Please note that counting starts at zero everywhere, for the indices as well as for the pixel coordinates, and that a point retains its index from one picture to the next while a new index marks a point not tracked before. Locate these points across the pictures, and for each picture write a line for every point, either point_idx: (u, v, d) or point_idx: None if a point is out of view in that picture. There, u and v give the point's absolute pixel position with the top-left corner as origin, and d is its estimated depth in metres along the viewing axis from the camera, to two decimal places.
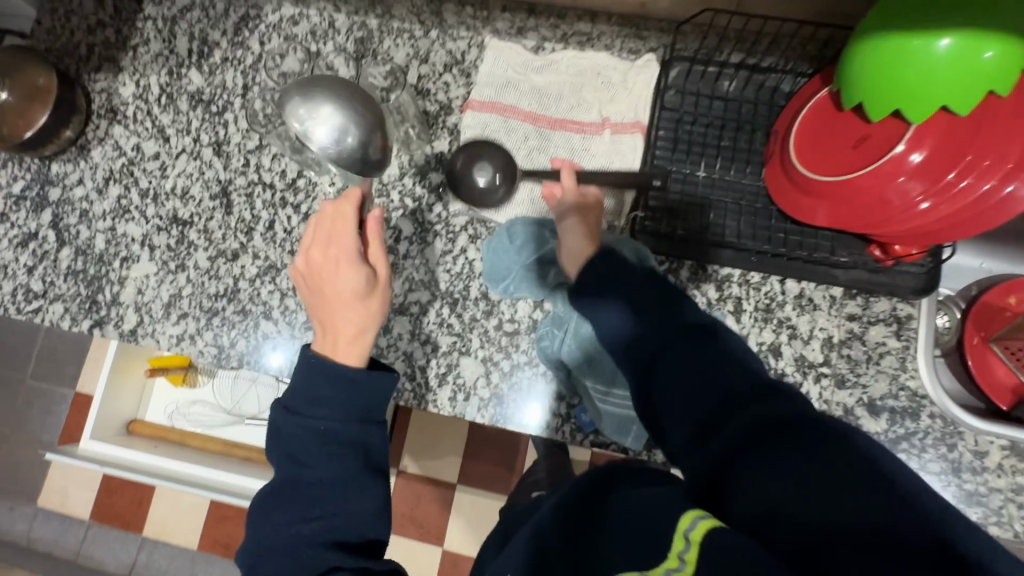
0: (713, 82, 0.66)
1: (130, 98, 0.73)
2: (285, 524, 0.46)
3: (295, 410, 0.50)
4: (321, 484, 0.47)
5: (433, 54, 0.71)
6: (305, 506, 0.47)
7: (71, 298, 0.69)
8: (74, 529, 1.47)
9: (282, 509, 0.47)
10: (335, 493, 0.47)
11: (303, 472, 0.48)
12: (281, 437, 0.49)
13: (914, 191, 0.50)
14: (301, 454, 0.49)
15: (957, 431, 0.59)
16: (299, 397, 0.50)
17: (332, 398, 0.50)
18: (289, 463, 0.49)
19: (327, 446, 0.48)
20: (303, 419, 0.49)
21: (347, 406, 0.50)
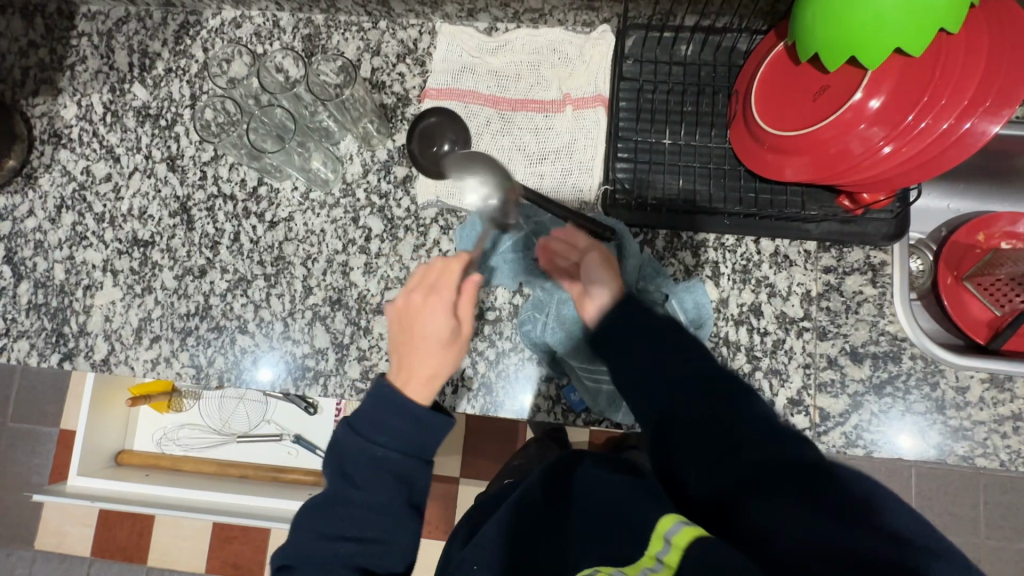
0: (670, 48, 0.66)
1: (74, 120, 0.70)
2: (324, 537, 0.45)
3: (357, 428, 0.47)
4: (372, 511, 0.46)
5: (385, 45, 0.69)
6: (347, 524, 0.46)
7: (36, 333, 0.67)
8: (76, 568, 1.44)
9: (326, 526, 0.46)
10: (384, 524, 0.46)
11: (353, 495, 0.46)
12: (338, 450, 0.47)
13: (876, 137, 0.50)
14: (353, 474, 0.46)
15: (938, 369, 0.60)
16: (365, 415, 0.47)
17: (395, 427, 0.47)
18: (341, 479, 0.47)
19: (379, 474, 0.46)
20: (364, 441, 0.46)
21: (407, 442, 0.47)
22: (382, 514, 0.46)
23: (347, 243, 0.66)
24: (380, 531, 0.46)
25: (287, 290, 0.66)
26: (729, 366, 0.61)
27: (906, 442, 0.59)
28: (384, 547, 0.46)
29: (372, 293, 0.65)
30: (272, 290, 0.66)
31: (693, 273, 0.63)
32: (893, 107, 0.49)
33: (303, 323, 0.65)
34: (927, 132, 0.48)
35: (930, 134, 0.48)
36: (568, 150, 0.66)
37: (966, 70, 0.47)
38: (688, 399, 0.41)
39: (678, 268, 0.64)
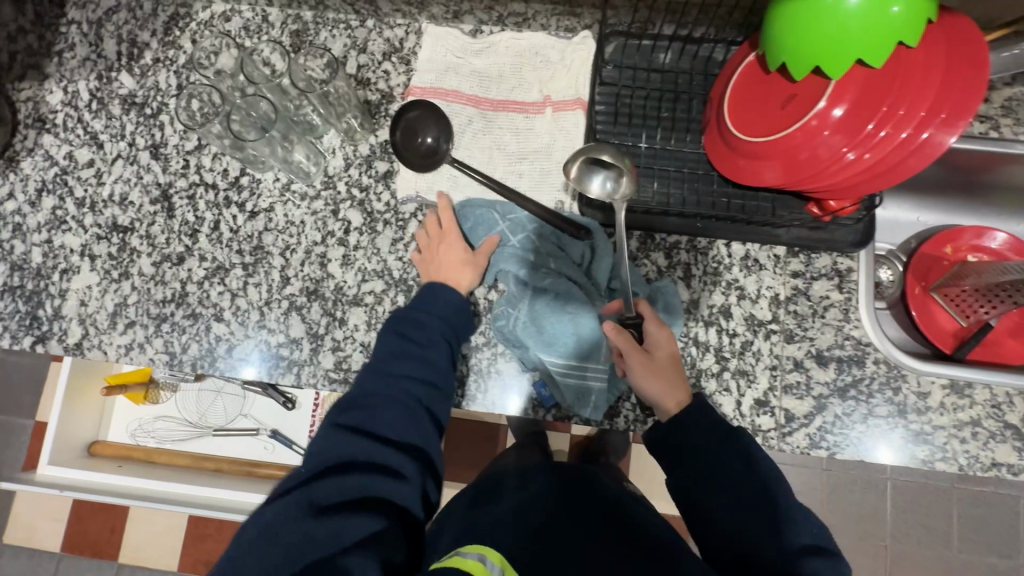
0: (649, 54, 0.67)
1: (59, 106, 0.71)
2: (392, 384, 0.52)
3: (418, 305, 0.59)
4: (426, 358, 0.55)
5: (371, 43, 0.71)
6: (410, 376, 0.53)
7: (10, 316, 0.67)
8: (45, 564, 1.41)
9: (388, 369, 0.54)
10: (433, 372, 0.55)
11: (413, 350, 0.55)
12: (397, 321, 0.57)
13: (839, 144, 0.52)
14: (413, 334, 0.56)
15: (901, 374, 0.61)
16: (422, 301, 0.59)
17: (454, 301, 0.59)
18: (402, 337, 0.56)
19: (438, 339, 0.57)
20: (428, 311, 0.58)
21: (456, 322, 0.59)
22: (434, 364, 0.55)
23: (326, 235, 0.67)
24: (430, 373, 0.54)
25: (264, 279, 0.66)
26: (698, 366, 0.62)
27: (869, 445, 0.60)
28: (435, 393, 0.54)
29: (349, 285, 0.66)
30: (250, 279, 0.66)
31: (665, 274, 0.65)
32: (854, 117, 0.51)
33: (279, 313, 0.65)
34: (886, 141, 0.50)
35: (889, 142, 0.50)
36: (547, 151, 0.67)
37: (923, 82, 0.49)
38: (745, 507, 0.50)
39: (650, 269, 0.65)
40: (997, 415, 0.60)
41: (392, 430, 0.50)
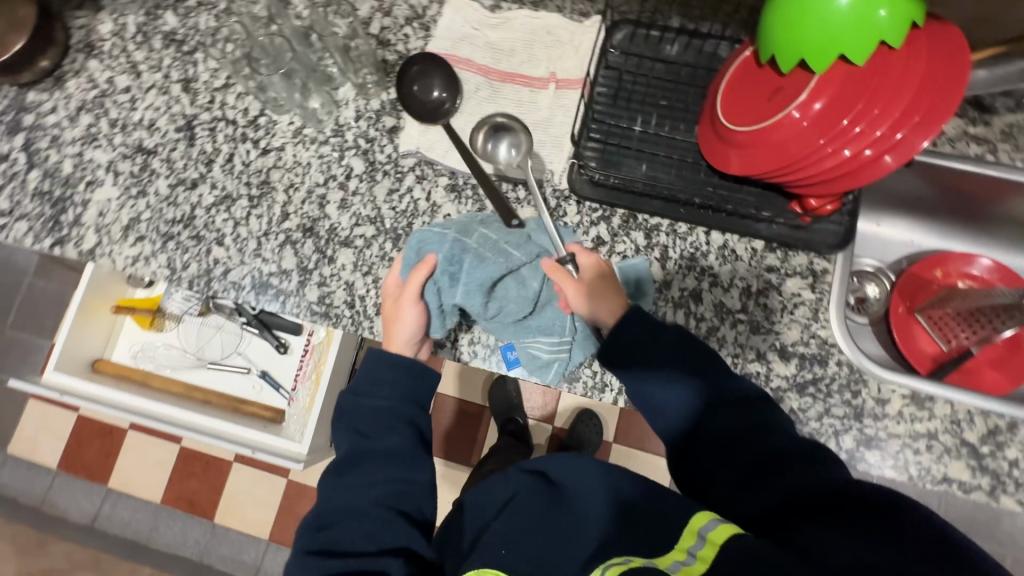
0: (656, 45, 0.70)
1: (108, 35, 0.77)
2: (358, 490, 0.59)
3: (361, 393, 0.64)
4: (384, 451, 0.61)
5: (396, 8, 0.75)
6: (371, 471, 0.60)
7: (35, 218, 0.73)
8: (40, 478, 1.48)
9: (349, 478, 0.60)
10: (393, 464, 0.60)
11: (370, 447, 0.61)
12: (347, 412, 0.63)
13: (816, 137, 0.54)
14: (366, 429, 0.62)
15: (862, 378, 0.62)
16: (368, 378, 0.65)
17: (392, 380, 0.64)
18: (357, 437, 0.62)
19: (389, 421, 0.63)
20: (370, 401, 0.63)
21: (404, 390, 0.64)
22: (391, 455, 0.61)
23: (328, 178, 0.71)
24: (391, 469, 0.60)
25: (266, 212, 0.71)
26: None
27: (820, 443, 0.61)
28: (400, 486, 0.60)
29: (342, 227, 0.70)
30: (253, 211, 0.71)
31: (643, 254, 0.67)
32: (832, 112, 0.54)
33: (274, 245, 0.70)
34: (861, 136, 0.53)
35: (866, 137, 0.53)
36: (545, 124, 0.70)
37: (897, 85, 0.52)
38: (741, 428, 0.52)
39: (629, 247, 0.67)
40: (955, 431, 0.60)
41: (366, 539, 0.56)
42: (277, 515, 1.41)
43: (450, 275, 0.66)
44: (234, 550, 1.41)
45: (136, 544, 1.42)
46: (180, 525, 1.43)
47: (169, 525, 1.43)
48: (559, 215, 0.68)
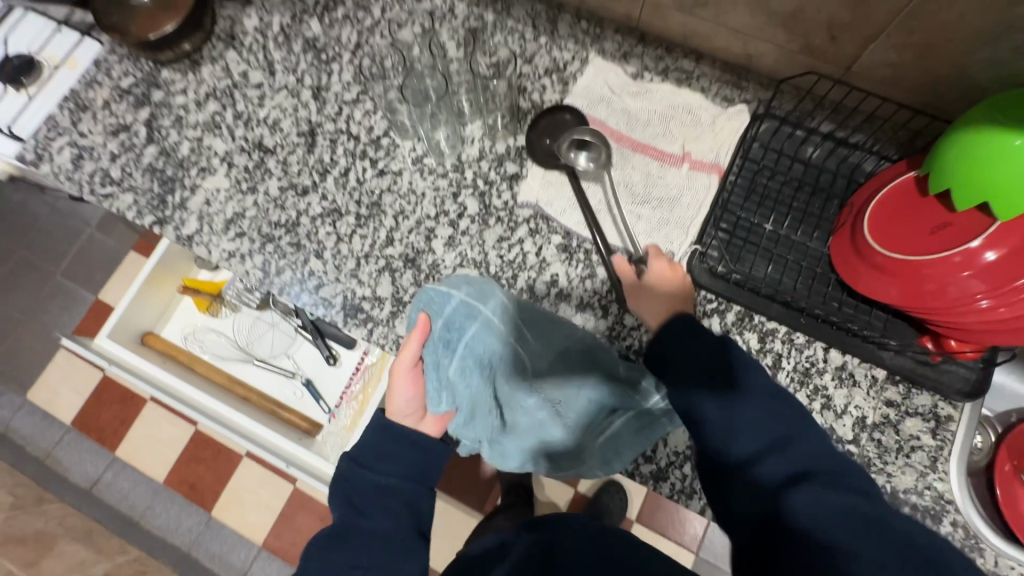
0: (798, 145, 0.67)
1: (251, 30, 0.78)
2: (344, 565, 0.54)
3: (361, 461, 0.58)
4: (374, 536, 0.55)
5: (538, 58, 0.74)
6: (359, 551, 0.55)
7: (142, 192, 0.73)
8: (50, 431, 1.45)
9: (338, 553, 0.55)
10: (382, 552, 0.54)
11: (359, 528, 0.55)
12: (343, 483, 0.57)
13: (979, 288, 0.51)
14: (362, 503, 0.56)
15: (978, 546, 0.56)
16: (369, 454, 0.58)
17: (393, 455, 0.58)
18: (349, 512, 0.56)
19: (384, 500, 0.56)
20: (369, 472, 0.57)
21: (408, 468, 0.58)
22: (385, 540, 0.55)
23: (440, 213, 0.69)
24: (379, 555, 0.54)
25: (371, 234, 0.69)
26: None
27: None
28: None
29: (445, 265, 0.68)
30: (358, 229, 0.69)
31: (755, 357, 0.63)
32: (1004, 266, 0.51)
33: (372, 269, 0.68)
34: None
35: None
36: (671, 202, 0.68)
37: None
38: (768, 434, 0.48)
39: (740, 346, 0.63)
40: None
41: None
42: (276, 520, 1.36)
43: (447, 342, 0.62)
44: (224, 549, 1.35)
45: (128, 519, 1.38)
46: (176, 510, 1.38)
47: (165, 508, 1.39)
48: None
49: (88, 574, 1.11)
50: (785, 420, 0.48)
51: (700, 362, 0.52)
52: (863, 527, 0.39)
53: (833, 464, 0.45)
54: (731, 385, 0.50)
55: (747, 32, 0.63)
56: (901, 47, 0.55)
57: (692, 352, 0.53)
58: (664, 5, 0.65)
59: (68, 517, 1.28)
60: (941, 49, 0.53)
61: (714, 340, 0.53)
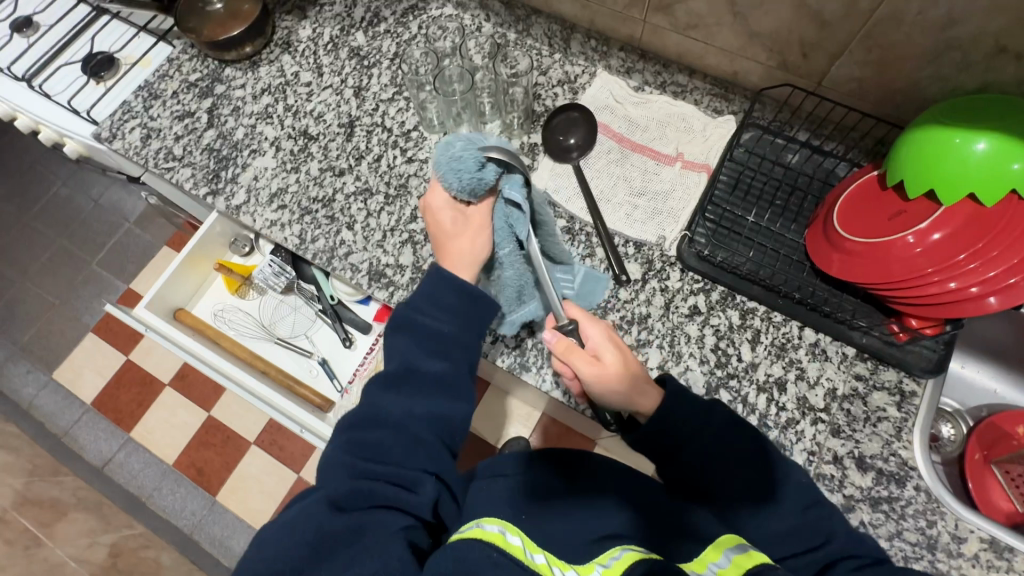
0: (779, 151, 0.76)
1: (305, 39, 0.90)
2: (405, 404, 0.54)
3: (420, 309, 0.57)
4: (430, 378, 0.55)
5: (552, 70, 0.85)
6: (419, 391, 0.54)
7: (199, 168, 0.83)
8: (71, 410, 1.52)
9: (398, 389, 0.55)
10: (442, 394, 0.55)
11: (419, 368, 0.55)
12: (403, 328, 0.57)
13: (930, 263, 0.59)
14: (426, 346, 0.56)
15: (940, 510, 0.61)
16: (427, 301, 0.57)
17: (452, 306, 0.57)
18: (408, 355, 0.56)
19: (442, 347, 0.56)
20: (427, 318, 0.57)
21: (465, 319, 0.57)
22: (441, 383, 0.55)
23: None
24: (434, 396, 0.54)
25: (397, 211, 0.78)
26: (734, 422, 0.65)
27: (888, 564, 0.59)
28: (441, 415, 0.54)
29: None
30: (386, 207, 0.78)
31: (736, 331, 0.70)
32: (950, 244, 0.59)
33: (397, 241, 0.76)
34: (974, 272, 0.58)
35: (978, 275, 0.58)
36: (665, 195, 0.76)
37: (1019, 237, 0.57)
38: (739, 449, 0.57)
39: (723, 321, 0.70)
40: None
41: (402, 457, 0.52)
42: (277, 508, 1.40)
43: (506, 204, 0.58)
44: (225, 533, 1.39)
45: (136, 499, 1.42)
46: (183, 493, 1.43)
47: (173, 489, 1.43)
48: (662, 278, 0.73)
49: (98, 541, 1.16)
50: (764, 478, 0.56)
51: (683, 449, 0.57)
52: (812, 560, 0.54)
53: (795, 511, 0.55)
54: (727, 449, 0.57)
55: (733, 51, 0.73)
56: (862, 63, 0.64)
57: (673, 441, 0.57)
58: (662, 26, 0.75)
59: (81, 489, 1.32)
60: (895, 65, 0.63)
61: (693, 416, 0.58)
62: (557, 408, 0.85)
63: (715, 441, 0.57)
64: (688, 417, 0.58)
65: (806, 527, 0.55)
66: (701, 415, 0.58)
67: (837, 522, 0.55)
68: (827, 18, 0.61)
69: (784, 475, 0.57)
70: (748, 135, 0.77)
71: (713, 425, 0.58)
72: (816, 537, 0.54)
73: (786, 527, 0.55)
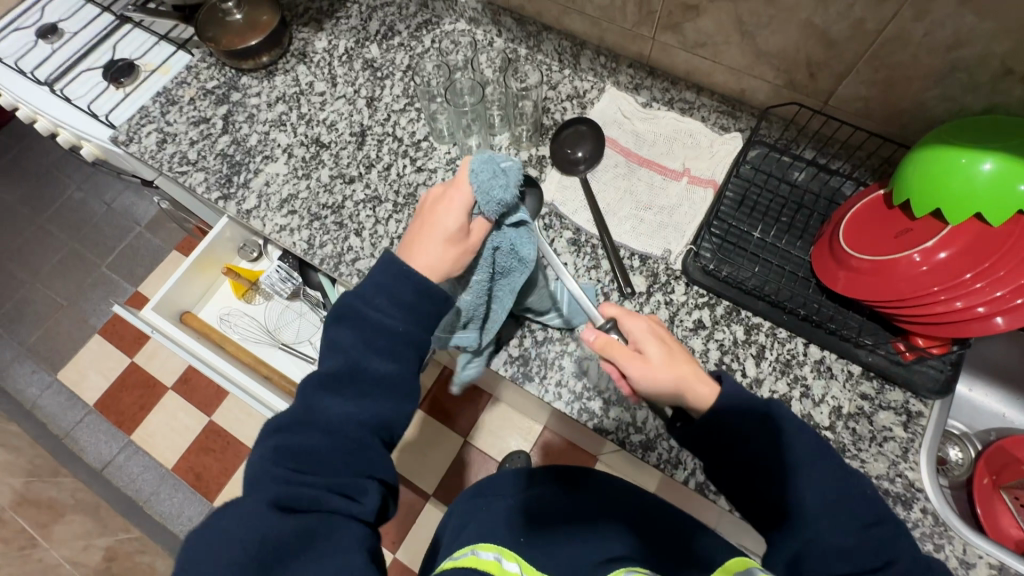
0: (785, 168, 0.77)
1: (320, 50, 0.92)
2: (349, 408, 0.49)
3: (366, 301, 0.51)
4: (377, 379, 0.50)
5: (561, 85, 0.86)
6: (364, 393, 0.50)
7: (212, 173, 0.84)
8: (73, 411, 1.52)
9: (340, 391, 0.50)
10: (390, 397, 0.51)
11: (365, 369, 0.50)
12: (349, 319, 0.51)
13: (936, 281, 0.59)
14: (371, 343, 0.51)
15: (947, 534, 0.60)
16: (382, 295, 0.51)
17: (404, 300, 0.51)
18: (353, 351, 0.50)
19: (391, 346, 0.51)
20: (374, 314, 0.51)
21: (418, 316, 0.52)
22: (388, 383, 0.51)
23: None
24: (382, 398, 0.50)
25: (405, 219, 0.79)
26: None
27: None
28: (388, 416, 0.50)
29: None
30: (394, 214, 0.79)
31: (741, 346, 0.69)
32: (956, 263, 0.59)
33: None
34: (980, 291, 0.58)
35: (985, 294, 0.57)
36: (671, 209, 0.77)
37: None
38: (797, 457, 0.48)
39: (728, 336, 0.70)
40: None
41: (343, 462, 0.48)
42: None
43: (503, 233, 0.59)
44: None
45: (134, 503, 1.42)
46: (181, 498, 1.42)
47: (171, 494, 1.43)
48: (667, 291, 0.73)
49: (93, 544, 1.15)
50: (824, 490, 0.48)
51: (733, 447, 0.50)
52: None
53: (855, 526, 0.46)
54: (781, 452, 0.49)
55: (740, 69, 0.74)
56: (868, 83, 0.65)
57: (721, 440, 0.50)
58: (670, 44, 0.76)
59: (79, 491, 1.32)
60: (901, 86, 0.64)
61: (743, 413, 0.50)
62: (561, 421, 0.85)
63: (763, 443, 0.49)
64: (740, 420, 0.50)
65: (867, 546, 0.46)
66: (754, 414, 0.49)
67: (902, 543, 0.46)
68: (833, 38, 0.63)
69: (849, 484, 0.48)
70: (755, 153, 0.78)
71: (767, 426, 0.49)
72: (874, 558, 0.45)
73: (846, 545, 0.46)
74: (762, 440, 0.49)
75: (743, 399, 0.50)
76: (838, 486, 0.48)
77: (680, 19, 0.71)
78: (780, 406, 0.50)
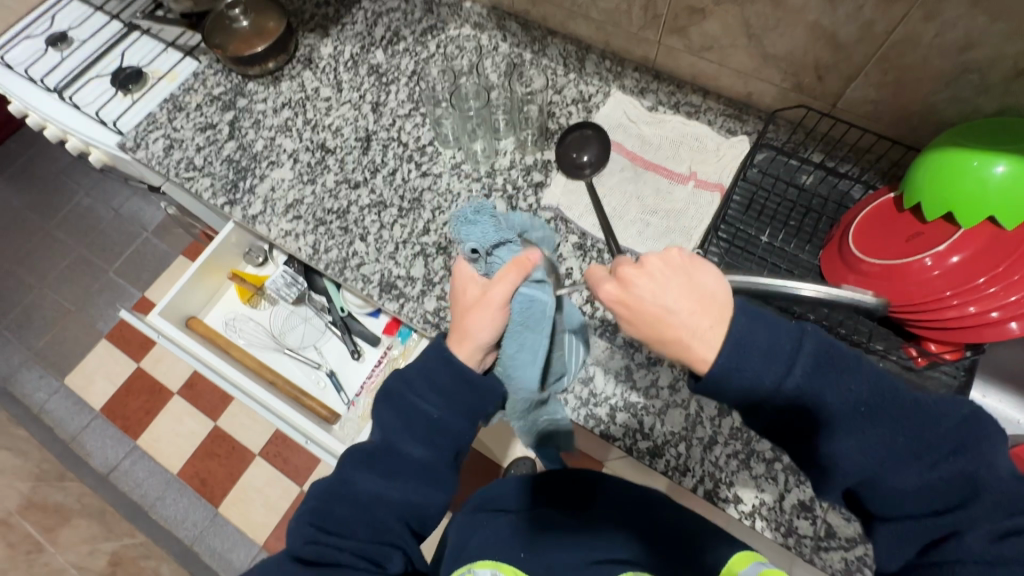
0: (794, 172, 0.76)
1: (326, 56, 0.92)
2: (375, 483, 0.50)
3: (411, 383, 0.52)
4: (411, 464, 0.51)
5: (567, 89, 0.86)
6: (391, 472, 0.51)
7: (218, 178, 0.85)
8: (80, 415, 1.52)
9: (373, 464, 0.51)
10: (419, 480, 0.51)
11: (399, 450, 0.51)
12: (394, 401, 0.53)
13: (948, 285, 0.58)
14: (412, 426, 0.52)
15: None
16: (422, 379, 0.52)
17: (446, 389, 0.51)
18: (391, 432, 0.52)
19: (431, 433, 0.51)
20: (412, 397, 0.52)
21: (458, 405, 0.51)
22: (421, 471, 0.51)
23: None
24: (413, 484, 0.51)
25: (410, 223, 0.79)
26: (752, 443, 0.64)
27: None
28: (417, 503, 0.51)
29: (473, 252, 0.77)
30: (399, 219, 0.79)
31: None
32: (968, 267, 0.58)
33: (409, 253, 0.77)
34: (993, 295, 0.57)
35: (998, 299, 0.57)
36: (678, 213, 0.76)
37: None
38: (857, 399, 0.41)
39: None
40: None
41: (364, 532, 0.49)
42: (279, 522, 1.39)
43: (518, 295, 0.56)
44: (226, 546, 1.38)
45: (139, 508, 1.42)
46: (186, 503, 1.43)
47: (177, 499, 1.43)
48: None
49: (99, 549, 1.15)
50: (878, 429, 0.41)
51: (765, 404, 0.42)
52: (924, 531, 0.40)
53: (918, 465, 0.40)
54: (837, 401, 0.41)
55: (747, 72, 0.73)
56: (879, 85, 0.65)
57: (760, 392, 0.42)
58: (676, 47, 0.76)
59: (85, 495, 1.32)
60: (911, 87, 0.63)
61: (766, 350, 0.42)
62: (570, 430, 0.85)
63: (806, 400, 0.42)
64: (782, 367, 0.41)
65: (936, 487, 0.39)
66: (801, 370, 0.41)
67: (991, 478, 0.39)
68: (842, 40, 0.62)
69: (916, 418, 0.40)
70: (763, 153, 0.77)
71: (807, 373, 0.41)
72: (946, 498, 0.39)
73: (913, 486, 0.40)
74: (800, 384, 0.41)
75: (769, 338, 0.42)
76: (892, 424, 0.41)
77: (687, 22, 0.71)
78: (812, 337, 0.42)
